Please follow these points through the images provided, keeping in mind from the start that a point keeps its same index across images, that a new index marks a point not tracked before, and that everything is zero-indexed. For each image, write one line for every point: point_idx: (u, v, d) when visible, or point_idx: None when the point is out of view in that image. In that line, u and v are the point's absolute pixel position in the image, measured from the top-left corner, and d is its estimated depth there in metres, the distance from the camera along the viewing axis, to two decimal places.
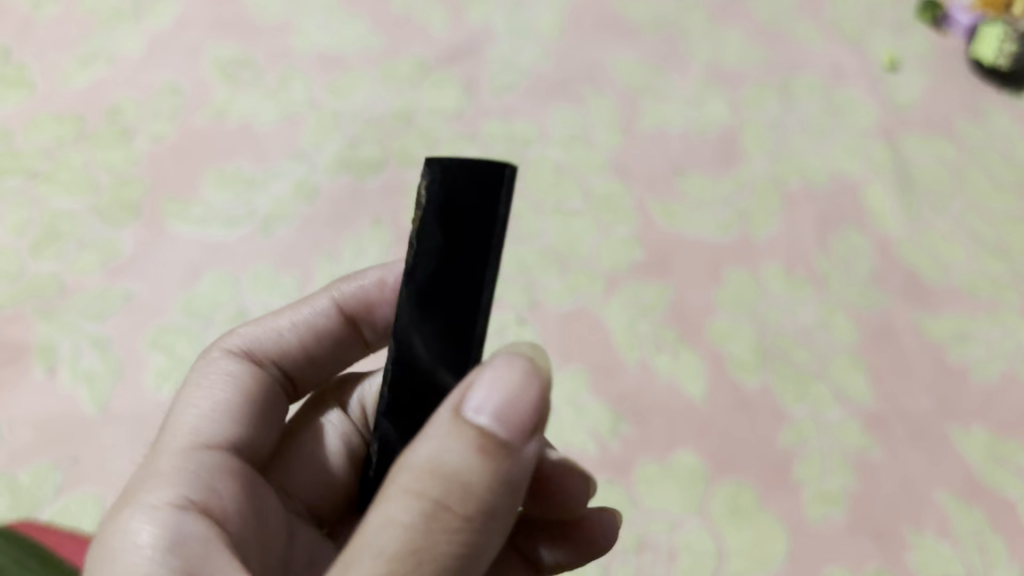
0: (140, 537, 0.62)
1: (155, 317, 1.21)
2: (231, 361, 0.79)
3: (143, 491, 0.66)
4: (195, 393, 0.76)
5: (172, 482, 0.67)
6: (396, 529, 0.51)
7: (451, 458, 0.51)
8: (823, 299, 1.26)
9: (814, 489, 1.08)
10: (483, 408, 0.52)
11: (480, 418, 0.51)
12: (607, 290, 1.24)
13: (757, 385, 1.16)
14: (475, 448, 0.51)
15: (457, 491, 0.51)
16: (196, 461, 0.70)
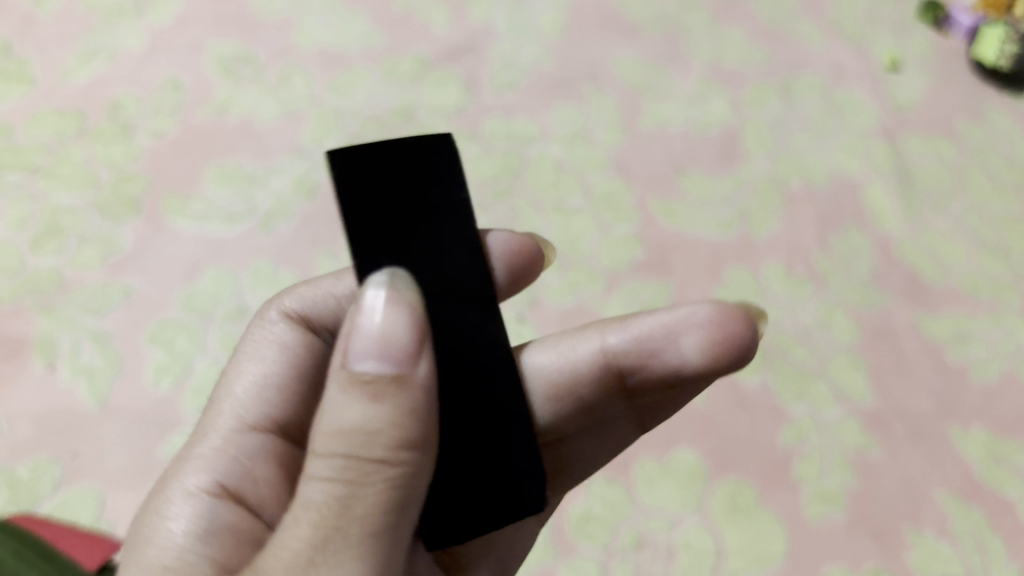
0: (175, 521, 0.72)
1: (155, 312, 1.21)
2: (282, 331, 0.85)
3: (181, 474, 0.77)
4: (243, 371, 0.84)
5: (211, 467, 0.78)
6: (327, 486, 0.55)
7: (351, 413, 0.55)
8: (824, 298, 1.27)
9: (814, 488, 1.09)
10: (365, 354, 0.56)
11: (364, 364, 0.55)
12: (607, 288, 1.25)
13: (757, 383, 1.16)
14: (368, 395, 0.55)
15: (365, 440, 0.55)
16: (238, 447, 0.79)
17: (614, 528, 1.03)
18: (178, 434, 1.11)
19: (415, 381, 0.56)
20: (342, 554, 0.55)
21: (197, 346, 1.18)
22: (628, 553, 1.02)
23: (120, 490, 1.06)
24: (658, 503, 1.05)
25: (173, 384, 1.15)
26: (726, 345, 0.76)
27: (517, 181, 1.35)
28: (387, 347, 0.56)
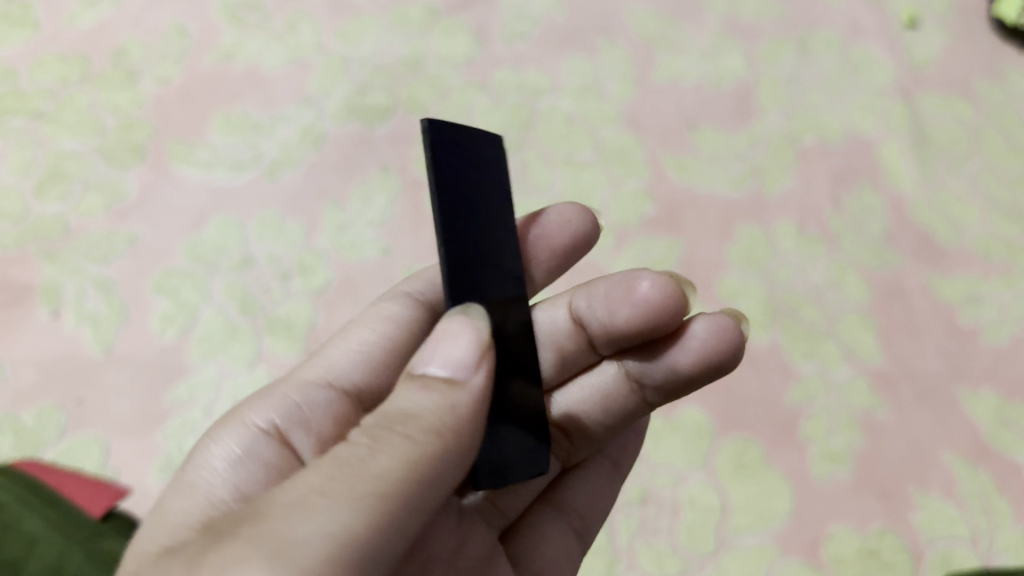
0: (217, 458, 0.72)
1: (160, 261, 1.19)
2: (396, 303, 0.84)
3: (248, 410, 0.76)
4: (358, 328, 0.83)
5: (274, 406, 0.77)
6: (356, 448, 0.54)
7: (401, 399, 0.57)
8: (835, 259, 1.25)
9: (820, 447, 1.08)
10: (431, 360, 0.59)
11: (428, 368, 0.58)
12: (616, 244, 1.23)
13: (765, 342, 1.16)
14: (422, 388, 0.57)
15: (398, 419, 0.55)
16: (308, 397, 0.78)
17: None
18: (183, 384, 1.09)
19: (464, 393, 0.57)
20: (340, 504, 0.50)
21: (202, 296, 1.16)
22: (632, 509, 1.01)
23: (123, 437, 1.05)
24: (664, 460, 1.05)
25: (179, 333, 1.13)
26: (704, 350, 0.75)
27: (526, 135, 1.33)
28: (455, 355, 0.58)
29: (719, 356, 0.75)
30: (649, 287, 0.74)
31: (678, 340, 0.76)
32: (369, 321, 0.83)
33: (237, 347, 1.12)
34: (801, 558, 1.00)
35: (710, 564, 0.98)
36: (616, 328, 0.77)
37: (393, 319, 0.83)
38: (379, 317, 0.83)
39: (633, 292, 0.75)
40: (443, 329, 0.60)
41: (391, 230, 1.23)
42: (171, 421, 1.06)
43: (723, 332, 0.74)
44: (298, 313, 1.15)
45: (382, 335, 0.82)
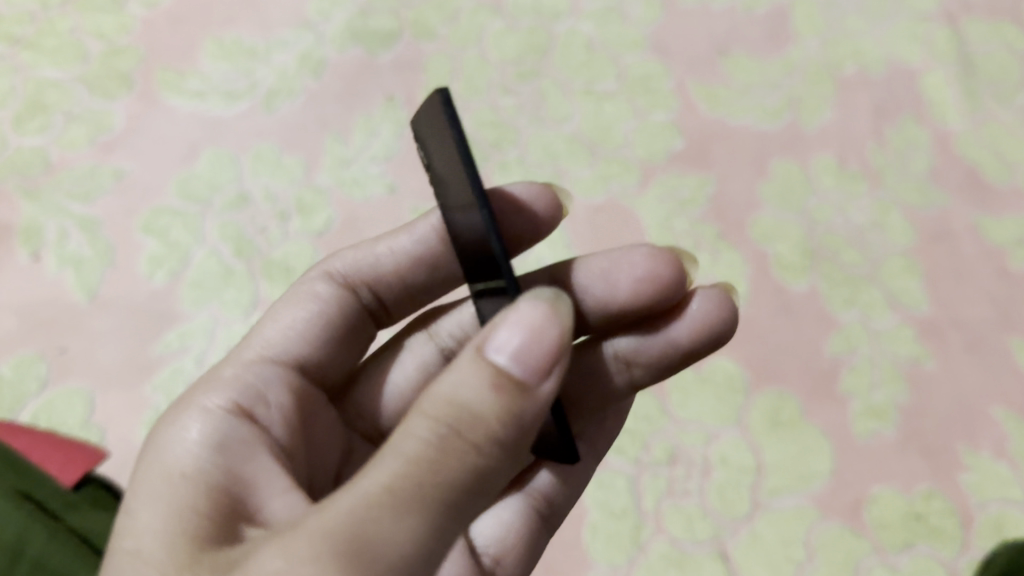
0: (190, 433, 0.59)
1: (149, 198, 1.10)
2: (323, 286, 0.74)
3: (199, 393, 0.63)
4: (282, 315, 0.72)
5: (228, 387, 0.64)
6: (423, 442, 0.47)
7: (464, 390, 0.48)
8: (878, 197, 1.15)
9: (862, 403, 1.00)
10: (503, 347, 0.48)
11: (499, 356, 0.48)
12: (641, 181, 1.13)
13: (803, 287, 1.07)
14: (489, 384, 0.48)
15: (467, 419, 0.47)
16: (257, 373, 0.67)
17: (644, 441, 0.95)
18: (174, 332, 1.01)
19: (533, 400, 0.48)
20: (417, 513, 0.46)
21: (194, 237, 1.07)
22: (660, 468, 0.94)
23: (110, 389, 0.97)
24: (693, 416, 0.97)
25: (168, 276, 1.05)
26: (706, 328, 0.71)
27: (543, 62, 1.22)
28: (530, 353, 0.48)
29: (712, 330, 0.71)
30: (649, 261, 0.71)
31: (676, 313, 0.72)
32: (295, 305, 0.73)
33: (232, 292, 1.03)
34: (842, 523, 0.93)
35: (744, 529, 0.91)
36: (615, 305, 0.71)
37: (322, 305, 0.73)
38: (310, 303, 0.73)
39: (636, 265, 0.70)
40: (514, 316, 0.49)
41: (396, 165, 1.13)
42: (161, 371, 0.98)
43: (721, 305, 0.71)
44: (297, 255, 1.06)
45: (316, 322, 0.72)
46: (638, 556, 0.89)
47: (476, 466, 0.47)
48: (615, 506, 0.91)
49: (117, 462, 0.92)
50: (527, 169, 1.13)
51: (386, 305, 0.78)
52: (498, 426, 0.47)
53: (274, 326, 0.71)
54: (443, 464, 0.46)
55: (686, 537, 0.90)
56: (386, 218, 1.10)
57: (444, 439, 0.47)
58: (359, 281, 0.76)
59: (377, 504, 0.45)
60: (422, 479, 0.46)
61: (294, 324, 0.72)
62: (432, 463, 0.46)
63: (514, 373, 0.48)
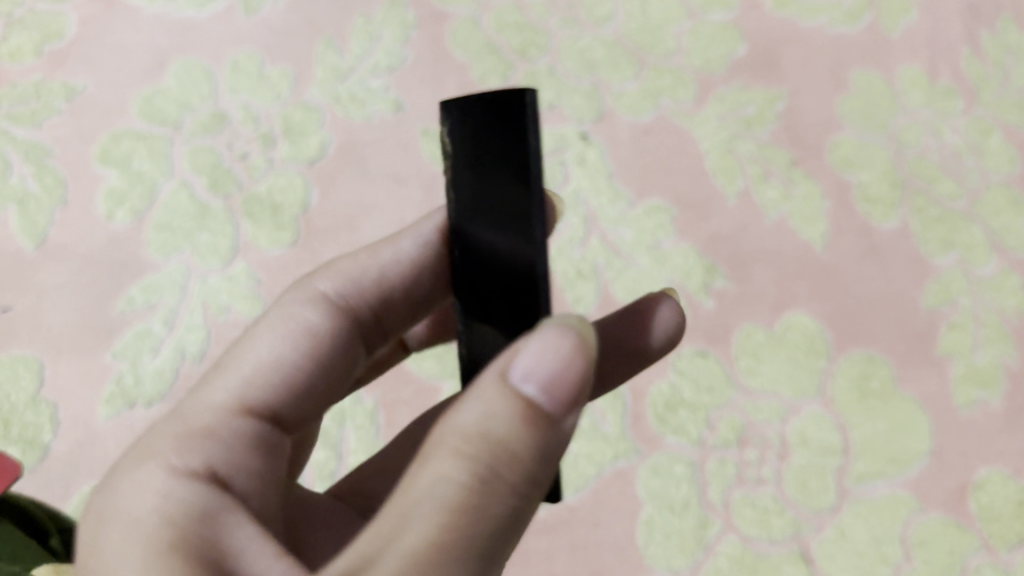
0: (149, 502, 0.43)
1: (107, 119, 0.92)
2: (314, 310, 0.55)
3: (155, 449, 0.46)
4: (256, 346, 0.52)
5: (192, 439, 0.47)
6: (456, 488, 0.36)
7: (496, 427, 0.37)
8: (975, 115, 0.95)
9: (964, 364, 0.82)
10: (534, 374, 0.37)
11: (529, 387, 0.37)
12: (698, 97, 0.94)
13: (892, 225, 0.88)
14: (523, 418, 0.37)
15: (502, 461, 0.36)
16: (230, 428, 0.49)
17: (708, 418, 0.79)
18: (139, 285, 0.84)
19: (562, 433, 0.38)
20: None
21: (160, 167, 0.89)
22: (728, 451, 0.78)
23: (63, 357, 0.81)
24: (766, 385, 0.81)
25: (131, 216, 0.87)
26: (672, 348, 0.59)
27: None
28: (566, 378, 0.38)
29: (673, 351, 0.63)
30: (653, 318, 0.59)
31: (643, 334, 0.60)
32: (274, 334, 0.53)
33: (207, 235, 0.85)
34: (944, 514, 0.76)
35: (829, 524, 0.76)
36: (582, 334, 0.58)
37: (311, 336, 0.54)
38: (293, 331, 0.54)
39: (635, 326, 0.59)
40: (534, 338, 0.38)
41: (402, 78, 0.94)
42: (124, 334, 0.81)
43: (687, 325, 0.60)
44: (285, 189, 0.88)
45: (306, 361, 0.53)
46: (703, 559, 0.74)
47: (515, 510, 0.37)
48: (675, 499, 0.76)
49: (77, 446, 0.77)
50: (560, 82, 0.94)
51: (384, 327, 0.60)
52: (535, 465, 0.37)
53: (245, 364, 0.51)
54: (485, 509, 0.36)
55: (760, 536, 0.75)
56: (390, 143, 0.91)
57: (479, 484, 0.36)
58: (361, 300, 0.58)
59: (422, 565, 0.34)
60: (463, 532, 0.35)
61: (275, 361, 0.52)
62: (472, 509, 0.36)
63: (546, 402, 0.37)
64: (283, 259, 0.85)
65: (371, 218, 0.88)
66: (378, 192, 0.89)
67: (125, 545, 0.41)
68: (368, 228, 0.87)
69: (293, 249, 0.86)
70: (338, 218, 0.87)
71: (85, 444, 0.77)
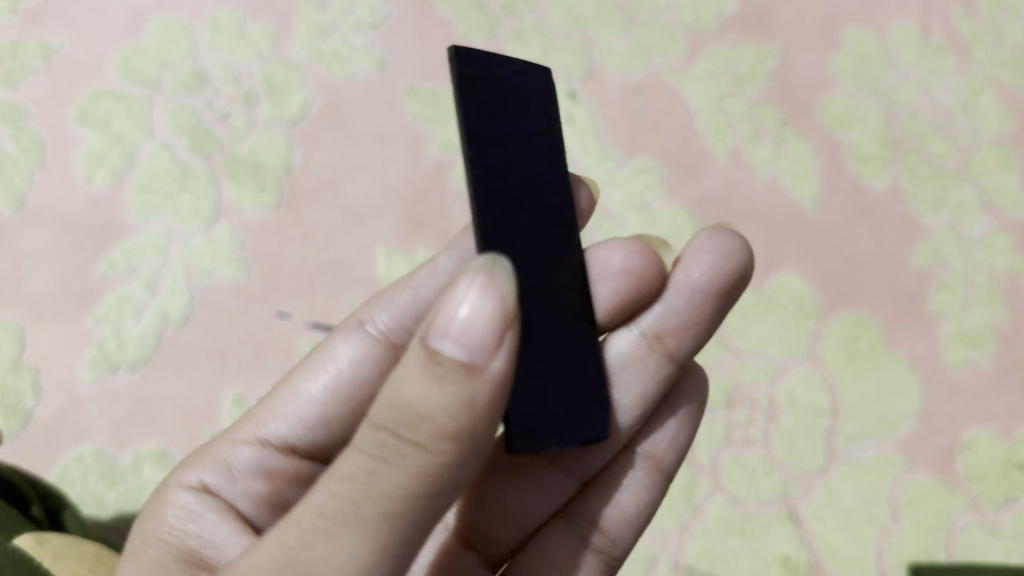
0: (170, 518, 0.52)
1: (85, 79, 0.90)
2: (344, 347, 0.58)
3: (182, 471, 0.56)
4: (293, 385, 0.58)
5: (213, 467, 0.56)
6: (361, 454, 0.35)
7: (407, 392, 0.35)
8: (967, 74, 0.93)
9: (954, 325, 0.82)
10: (444, 332, 0.34)
11: (441, 344, 0.34)
12: (688, 54, 0.93)
13: (883, 184, 0.88)
14: (431, 379, 0.34)
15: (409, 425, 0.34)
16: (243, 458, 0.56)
17: None
18: (120, 248, 0.82)
19: (483, 387, 0.34)
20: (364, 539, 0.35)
21: (140, 127, 0.87)
22: (717, 412, 0.78)
23: (44, 321, 0.80)
24: (755, 347, 0.80)
25: (111, 177, 0.85)
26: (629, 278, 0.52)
27: None
28: (478, 328, 0.34)
29: (735, 279, 0.54)
30: (621, 256, 0.52)
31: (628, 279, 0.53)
32: (308, 374, 0.58)
33: (188, 197, 0.84)
34: (932, 474, 0.76)
35: (817, 485, 0.76)
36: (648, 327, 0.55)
37: (338, 377, 0.57)
38: (327, 370, 0.58)
39: (604, 267, 0.51)
40: (450, 290, 0.35)
41: (386, 36, 0.92)
42: (105, 298, 0.80)
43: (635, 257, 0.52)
44: (267, 150, 0.87)
45: (329, 401, 0.57)
46: (691, 519, 0.74)
47: (424, 472, 0.35)
48: None
49: (59, 412, 0.76)
50: (548, 39, 0.92)
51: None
52: (446, 426, 0.34)
53: (286, 403, 0.58)
54: (381, 477, 0.35)
55: (748, 497, 0.75)
56: (374, 103, 0.89)
57: (380, 447, 0.35)
58: (398, 330, 0.57)
59: (308, 531, 0.35)
60: (354, 501, 0.35)
61: (311, 399, 0.57)
62: (367, 477, 0.35)
63: (460, 355, 0.34)
64: (267, 221, 0.84)
65: (356, 179, 0.86)
66: (363, 153, 0.87)
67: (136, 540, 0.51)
68: (352, 189, 0.86)
69: (276, 211, 0.84)
70: (322, 179, 0.86)
71: (68, 410, 0.76)
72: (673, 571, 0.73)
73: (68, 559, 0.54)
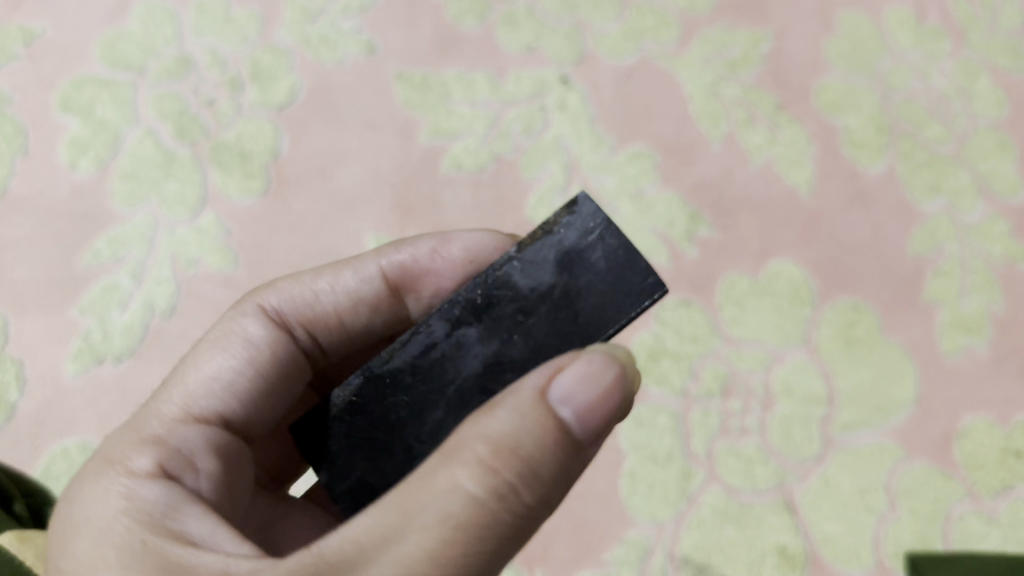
0: (122, 484, 0.43)
1: (68, 65, 0.88)
2: (253, 325, 0.52)
3: (118, 454, 0.45)
4: (198, 361, 0.50)
5: (153, 445, 0.45)
6: (471, 501, 0.35)
7: (530, 442, 0.36)
8: (962, 57, 0.92)
9: (950, 312, 0.81)
10: (572, 398, 0.37)
11: (565, 410, 0.37)
12: (681, 38, 0.91)
13: (878, 169, 0.87)
14: (553, 439, 0.37)
15: (528, 481, 0.36)
16: (182, 437, 0.46)
17: (691, 368, 0.78)
18: (105, 237, 0.81)
19: (579, 459, 0.38)
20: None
21: (124, 114, 0.85)
22: (712, 401, 0.77)
23: (27, 312, 0.78)
24: (750, 334, 0.79)
25: (95, 165, 0.84)
26: None
27: None
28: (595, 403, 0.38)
29: None
30: None
31: None
32: (216, 351, 0.50)
33: (174, 184, 0.82)
34: (928, 462, 0.76)
35: (813, 474, 0.75)
36: None
37: (252, 352, 0.51)
38: (240, 348, 0.51)
39: None
40: (580, 360, 0.38)
41: (374, 19, 0.90)
42: (91, 289, 0.79)
43: None
44: (254, 136, 0.85)
45: (246, 375, 0.50)
46: (687, 509, 0.74)
47: (517, 531, 0.36)
48: (658, 449, 0.75)
49: (44, 405, 0.75)
50: (540, 23, 0.91)
51: (329, 353, 0.56)
52: (548, 490, 0.37)
53: (192, 380, 0.49)
54: (492, 530, 0.35)
55: (744, 486, 0.74)
56: (361, 88, 0.88)
57: (496, 501, 0.35)
58: (295, 320, 0.54)
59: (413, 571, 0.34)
60: (467, 550, 0.35)
61: (225, 380, 0.50)
62: (481, 527, 0.35)
63: (574, 425, 0.37)
64: (254, 209, 0.82)
65: (344, 166, 0.85)
66: (351, 139, 0.86)
67: (87, 520, 0.41)
68: (341, 175, 0.84)
69: (263, 199, 0.83)
70: (310, 165, 0.85)
71: (53, 402, 0.75)
72: (669, 562, 0.72)
73: None
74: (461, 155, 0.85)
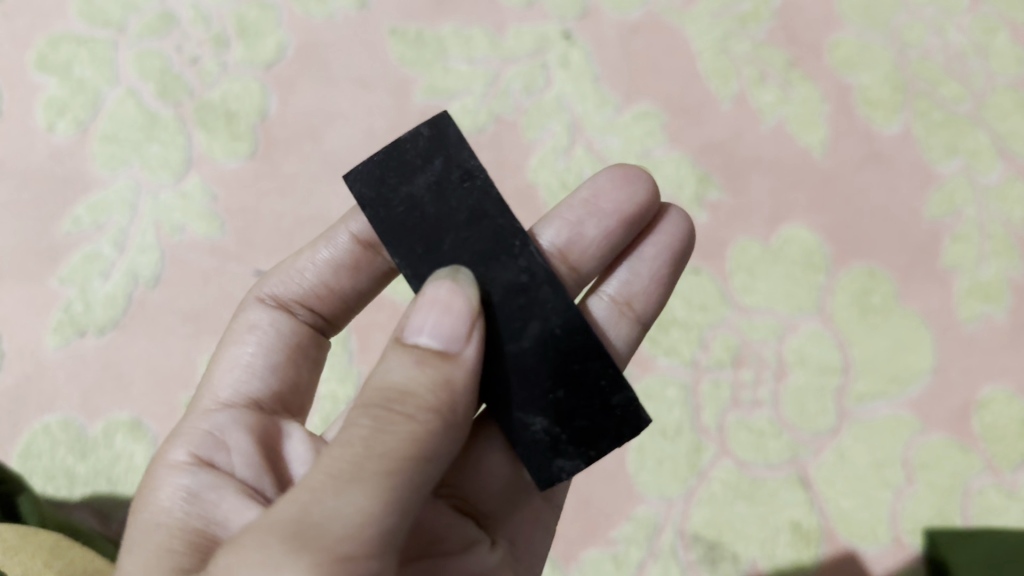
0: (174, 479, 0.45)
1: (44, 22, 0.83)
2: (257, 314, 0.54)
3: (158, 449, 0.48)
4: (222, 359, 0.53)
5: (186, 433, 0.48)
6: (356, 428, 0.34)
7: (397, 372, 0.36)
8: (980, 13, 0.88)
9: (968, 277, 0.78)
10: (426, 328, 0.38)
11: (423, 338, 0.38)
12: None
13: (894, 129, 0.83)
14: (421, 361, 0.37)
15: (405, 397, 0.35)
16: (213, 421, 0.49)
17: (701, 338, 0.75)
18: (85, 204, 0.77)
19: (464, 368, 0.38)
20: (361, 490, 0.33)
21: (104, 73, 0.81)
22: (722, 372, 0.74)
23: (5, 282, 0.75)
24: (762, 303, 0.76)
25: (74, 127, 0.80)
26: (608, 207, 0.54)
27: None
28: (442, 325, 0.38)
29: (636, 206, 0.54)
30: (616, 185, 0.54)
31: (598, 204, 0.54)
32: (235, 343, 0.53)
33: (157, 147, 0.78)
34: (947, 435, 0.73)
35: (828, 447, 0.72)
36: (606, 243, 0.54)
37: (267, 337, 0.53)
38: (251, 336, 0.53)
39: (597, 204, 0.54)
40: (424, 302, 0.39)
41: None
42: (70, 258, 0.75)
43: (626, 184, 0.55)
44: (240, 96, 0.81)
45: (268, 357, 0.53)
46: (697, 485, 0.71)
47: (422, 445, 0.35)
48: (666, 423, 0.72)
49: (23, 379, 0.72)
50: None
51: (336, 322, 0.57)
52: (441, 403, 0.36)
53: (222, 372, 0.52)
54: (381, 439, 0.34)
55: (756, 460, 0.72)
56: (353, 44, 0.84)
57: (377, 419, 0.35)
58: (297, 300, 0.54)
59: (316, 491, 0.33)
60: (363, 462, 0.33)
61: (248, 364, 0.52)
62: (366, 441, 0.34)
63: (436, 344, 0.38)
64: (241, 172, 0.79)
65: (335, 128, 0.81)
66: (342, 99, 0.82)
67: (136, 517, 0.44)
68: (333, 137, 0.80)
69: (251, 161, 0.79)
70: (300, 126, 0.80)
71: (33, 377, 0.71)
72: (679, 540, 0.70)
73: (20, 553, 0.49)
74: (459, 115, 0.81)
